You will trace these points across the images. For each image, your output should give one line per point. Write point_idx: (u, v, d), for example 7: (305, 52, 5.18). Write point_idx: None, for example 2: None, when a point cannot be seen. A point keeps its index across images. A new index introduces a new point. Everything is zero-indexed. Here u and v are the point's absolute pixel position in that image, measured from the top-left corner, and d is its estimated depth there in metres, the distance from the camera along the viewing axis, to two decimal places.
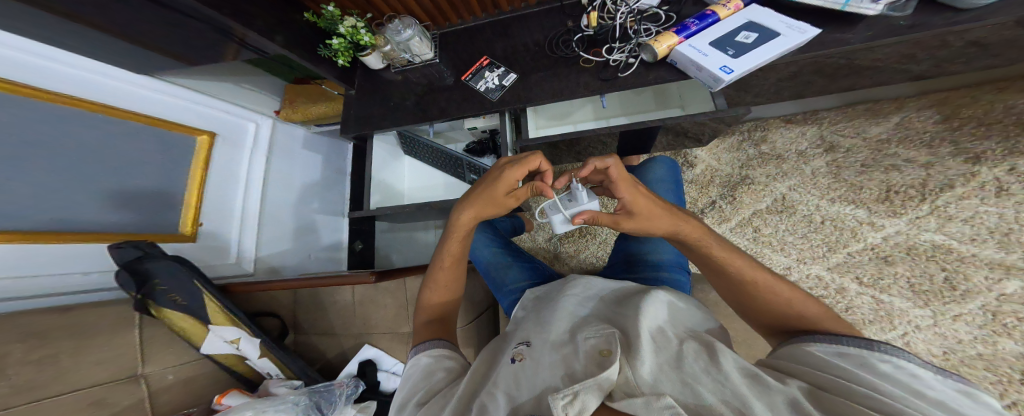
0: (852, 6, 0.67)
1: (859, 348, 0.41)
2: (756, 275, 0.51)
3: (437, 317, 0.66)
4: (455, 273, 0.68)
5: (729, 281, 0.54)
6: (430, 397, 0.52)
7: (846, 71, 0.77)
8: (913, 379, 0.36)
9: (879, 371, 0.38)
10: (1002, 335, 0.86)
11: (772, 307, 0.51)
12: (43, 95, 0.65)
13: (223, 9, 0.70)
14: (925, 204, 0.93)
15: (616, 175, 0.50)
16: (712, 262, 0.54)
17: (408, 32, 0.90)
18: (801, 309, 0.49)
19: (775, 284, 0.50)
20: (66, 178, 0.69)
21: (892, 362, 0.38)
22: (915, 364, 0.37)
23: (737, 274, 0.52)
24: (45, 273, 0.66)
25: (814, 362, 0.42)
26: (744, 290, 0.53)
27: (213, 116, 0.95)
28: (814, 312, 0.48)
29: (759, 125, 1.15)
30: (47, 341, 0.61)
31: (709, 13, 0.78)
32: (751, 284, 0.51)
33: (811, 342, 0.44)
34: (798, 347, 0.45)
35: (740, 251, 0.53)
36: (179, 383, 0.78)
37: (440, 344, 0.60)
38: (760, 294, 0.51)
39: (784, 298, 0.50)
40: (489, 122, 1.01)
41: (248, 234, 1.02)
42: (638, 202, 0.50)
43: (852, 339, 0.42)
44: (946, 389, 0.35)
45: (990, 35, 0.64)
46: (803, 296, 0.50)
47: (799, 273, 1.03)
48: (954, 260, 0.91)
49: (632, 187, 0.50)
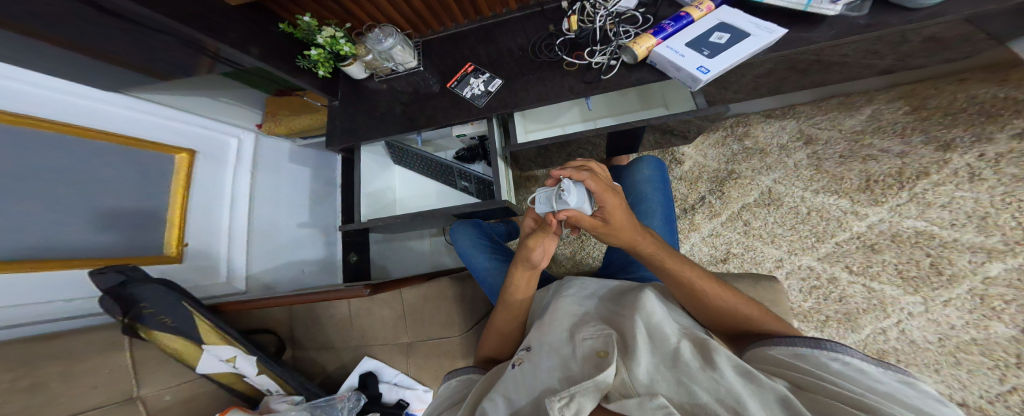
0: (813, 6, 0.68)
1: (812, 349, 0.43)
2: (708, 285, 0.54)
3: (502, 342, 0.67)
4: (520, 314, 0.65)
5: (688, 295, 0.55)
6: (453, 408, 0.56)
7: (818, 66, 0.78)
8: (861, 374, 0.38)
9: (833, 369, 0.40)
10: (992, 319, 0.87)
11: (725, 316, 0.54)
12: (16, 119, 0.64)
13: (192, 21, 0.70)
14: (905, 191, 0.95)
15: (596, 187, 0.48)
16: (674, 276, 0.55)
17: (390, 40, 0.91)
18: (748, 312, 0.53)
19: (724, 292, 0.54)
20: (47, 204, 0.69)
21: (839, 360, 0.41)
22: (859, 360, 0.40)
23: (696, 286, 0.54)
24: (25, 302, 0.66)
25: (780, 364, 0.44)
26: (703, 302, 0.54)
27: (195, 132, 0.95)
28: (758, 314, 0.53)
29: (741, 121, 1.16)
30: (33, 369, 0.60)
31: (683, 15, 0.79)
32: (708, 296, 0.54)
33: (775, 345, 0.46)
34: (764, 350, 0.47)
35: (692, 263, 0.56)
36: (177, 404, 0.77)
37: (470, 370, 0.63)
38: (715, 303, 0.54)
39: (732, 303, 0.54)
40: (477, 128, 0.99)
41: (237, 251, 1.02)
42: (616, 212, 0.49)
43: (804, 340, 0.44)
44: (891, 381, 0.37)
45: (947, 30, 0.65)
46: (747, 300, 0.55)
47: (790, 264, 1.04)
48: (937, 246, 0.92)
49: (614, 197, 0.49)
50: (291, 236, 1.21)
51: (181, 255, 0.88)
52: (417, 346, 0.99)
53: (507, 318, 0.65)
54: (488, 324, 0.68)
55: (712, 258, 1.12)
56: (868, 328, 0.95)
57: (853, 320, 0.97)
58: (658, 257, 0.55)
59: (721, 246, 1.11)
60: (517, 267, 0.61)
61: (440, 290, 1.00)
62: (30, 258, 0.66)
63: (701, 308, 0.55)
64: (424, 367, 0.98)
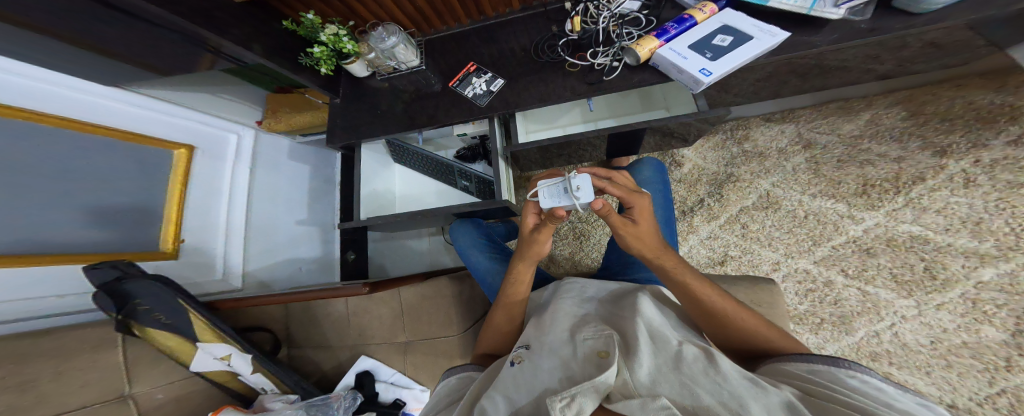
0: (816, 10, 0.68)
1: (829, 365, 0.42)
2: (729, 304, 0.53)
3: (499, 339, 0.67)
4: (516, 310, 0.65)
5: (707, 315, 0.54)
6: (450, 408, 0.56)
7: (818, 71, 0.79)
8: (879, 391, 0.38)
9: (849, 385, 0.39)
10: (983, 322, 0.88)
11: (744, 337, 0.52)
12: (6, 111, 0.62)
13: (195, 18, 0.69)
14: (901, 196, 0.97)
15: (623, 191, 0.54)
16: (691, 295, 0.54)
17: (393, 39, 0.91)
18: (767, 335, 0.51)
19: (743, 312, 0.52)
20: (39, 198, 0.67)
21: (857, 378, 0.40)
22: (878, 381, 0.39)
23: (714, 305, 0.53)
24: (18, 297, 0.65)
25: (795, 377, 0.43)
26: (717, 317, 0.53)
27: (194, 128, 0.94)
28: (777, 337, 0.51)
29: (741, 124, 1.17)
30: (22, 367, 0.59)
31: (686, 17, 0.80)
32: (726, 313, 0.52)
33: (791, 361, 0.46)
34: (778, 366, 0.47)
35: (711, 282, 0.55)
36: (170, 402, 0.76)
37: (471, 367, 0.63)
38: (732, 323, 0.52)
39: (750, 324, 0.52)
40: (478, 128, 1.00)
41: (234, 248, 1.01)
42: (645, 213, 0.55)
43: (821, 357, 0.44)
44: (910, 402, 0.36)
45: (944, 36, 0.66)
46: (766, 323, 0.53)
47: (787, 267, 1.05)
48: (932, 250, 0.93)
49: (644, 197, 0.55)
50: (289, 234, 1.20)
51: (177, 252, 0.87)
52: (414, 345, 0.98)
53: (504, 313, 0.66)
54: (484, 321, 0.69)
55: (710, 260, 1.12)
56: (862, 331, 0.97)
57: (848, 323, 0.98)
58: (681, 274, 0.54)
59: (719, 249, 1.12)
60: (521, 265, 0.62)
61: (439, 290, 0.99)
62: (27, 253, 0.65)
63: (719, 329, 0.53)
64: (422, 366, 0.97)
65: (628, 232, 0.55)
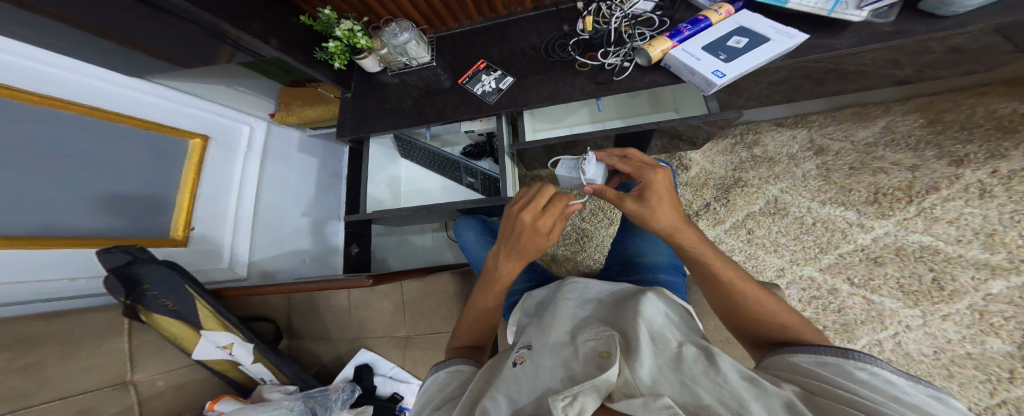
0: (837, 12, 0.68)
1: (836, 357, 0.41)
2: (747, 286, 0.52)
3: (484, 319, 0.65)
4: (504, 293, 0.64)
5: (721, 295, 0.54)
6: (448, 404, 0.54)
7: (835, 76, 0.79)
8: (888, 383, 0.37)
9: (857, 378, 0.38)
10: (989, 334, 0.88)
11: (760, 321, 0.51)
12: (6, 91, 0.61)
13: (219, 12, 0.70)
14: (912, 205, 0.96)
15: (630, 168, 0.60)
16: (708, 273, 0.54)
17: (405, 35, 0.92)
18: (787, 320, 0.49)
19: (762, 295, 0.51)
20: (58, 182, 0.68)
21: (867, 370, 0.39)
22: (887, 371, 0.38)
23: (731, 285, 0.52)
24: (32, 279, 0.65)
25: (801, 371, 0.42)
26: (731, 296, 0.53)
27: (207, 118, 0.95)
28: (799, 324, 0.49)
29: (751, 129, 1.16)
30: (30, 349, 0.59)
31: (702, 19, 0.79)
32: (742, 292, 0.52)
33: (797, 353, 0.45)
34: (785, 358, 0.45)
35: (734, 262, 0.54)
36: (169, 389, 0.77)
37: (461, 361, 0.61)
38: (747, 304, 0.52)
39: (770, 308, 0.50)
40: (485, 125, 1.00)
41: (242, 237, 1.01)
42: (657, 186, 0.55)
43: (830, 348, 0.43)
44: (921, 394, 0.35)
45: (969, 41, 0.66)
46: (788, 309, 0.51)
47: (792, 274, 1.04)
48: (941, 261, 0.93)
49: (659, 173, 0.56)
50: (294, 225, 1.20)
51: (185, 239, 0.87)
52: (414, 340, 0.99)
53: (489, 294, 0.64)
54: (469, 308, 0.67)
55: None
56: (865, 339, 0.96)
57: (850, 331, 0.97)
58: (695, 250, 0.54)
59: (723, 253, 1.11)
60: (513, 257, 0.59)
61: (439, 286, 1.00)
62: (41, 236, 0.66)
63: (735, 307, 0.53)
64: (421, 361, 0.97)
65: (635, 210, 0.56)
